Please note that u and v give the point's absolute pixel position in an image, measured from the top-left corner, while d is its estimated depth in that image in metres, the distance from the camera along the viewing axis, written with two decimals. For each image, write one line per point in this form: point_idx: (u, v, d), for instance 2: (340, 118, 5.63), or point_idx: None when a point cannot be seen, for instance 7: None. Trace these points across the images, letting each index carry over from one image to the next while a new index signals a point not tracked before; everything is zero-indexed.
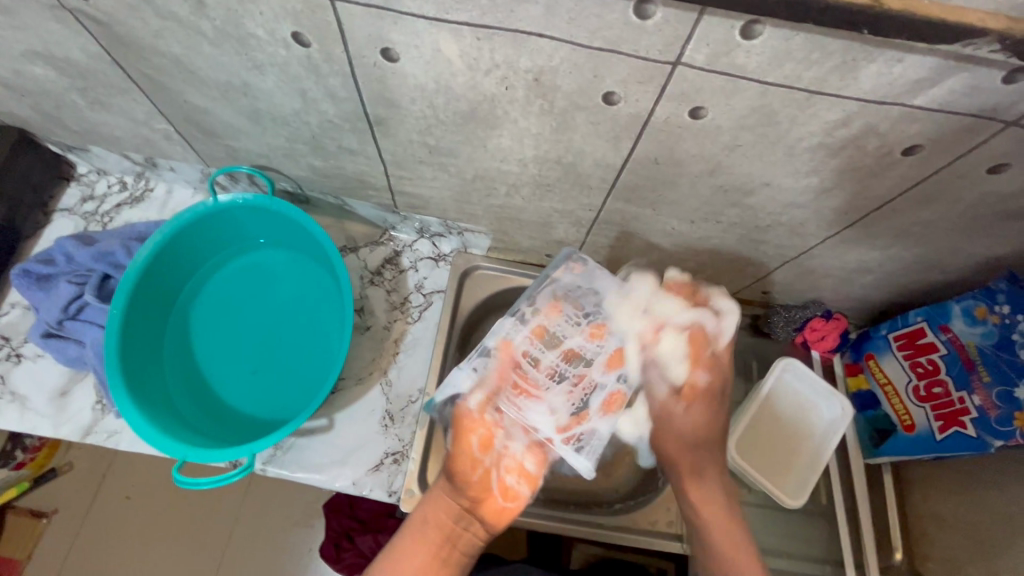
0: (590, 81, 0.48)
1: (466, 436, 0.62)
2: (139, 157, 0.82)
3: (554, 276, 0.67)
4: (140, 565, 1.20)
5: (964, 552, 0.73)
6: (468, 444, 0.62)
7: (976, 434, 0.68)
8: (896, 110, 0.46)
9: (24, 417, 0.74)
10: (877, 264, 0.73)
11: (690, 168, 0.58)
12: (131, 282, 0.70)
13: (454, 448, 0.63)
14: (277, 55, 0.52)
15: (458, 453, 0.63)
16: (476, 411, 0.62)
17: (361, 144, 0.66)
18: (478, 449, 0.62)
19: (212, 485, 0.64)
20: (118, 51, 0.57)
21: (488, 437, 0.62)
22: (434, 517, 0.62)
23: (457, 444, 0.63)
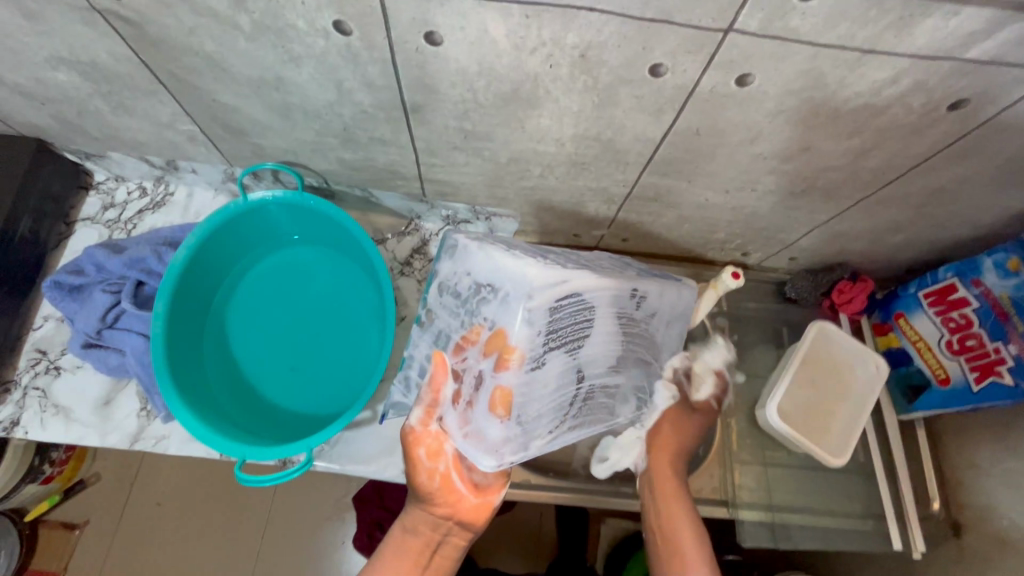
0: (638, 54, 0.48)
1: (419, 463, 0.62)
2: (160, 161, 0.81)
3: (438, 271, 0.63)
4: (179, 566, 1.22)
5: (1002, 498, 0.75)
6: (415, 458, 0.62)
7: (1013, 382, 0.70)
8: (947, 64, 0.46)
9: (70, 428, 0.74)
10: (907, 223, 0.74)
11: (730, 137, 0.58)
12: (171, 284, 0.70)
13: (408, 467, 0.63)
14: (315, 46, 0.51)
15: (412, 469, 0.62)
16: (422, 428, 0.61)
17: (394, 133, 0.65)
18: (430, 462, 0.62)
19: (273, 481, 0.64)
20: (147, 51, 0.56)
21: (434, 447, 0.61)
22: (410, 537, 0.63)
23: (413, 468, 0.62)
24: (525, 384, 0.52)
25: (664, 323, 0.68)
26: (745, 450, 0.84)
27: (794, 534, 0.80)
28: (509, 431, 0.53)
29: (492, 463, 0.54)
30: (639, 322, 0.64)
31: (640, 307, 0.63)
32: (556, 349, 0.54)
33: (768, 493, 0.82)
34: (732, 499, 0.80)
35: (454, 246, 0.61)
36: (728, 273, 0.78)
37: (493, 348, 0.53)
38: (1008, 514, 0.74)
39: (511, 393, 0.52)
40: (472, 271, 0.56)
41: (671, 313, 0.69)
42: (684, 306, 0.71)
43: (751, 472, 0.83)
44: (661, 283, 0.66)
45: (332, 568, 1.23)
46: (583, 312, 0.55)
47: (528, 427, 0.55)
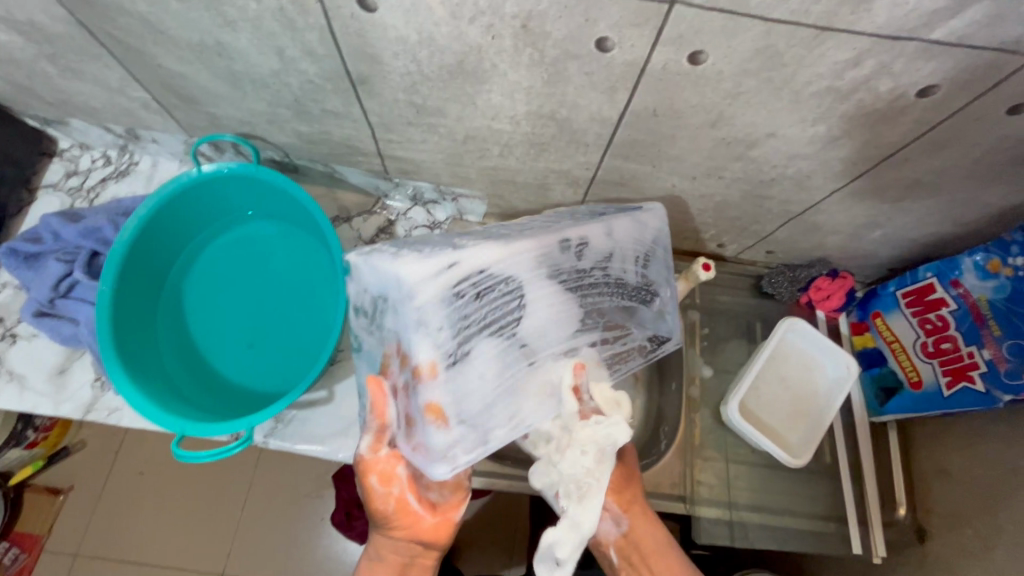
0: (582, 26, 0.45)
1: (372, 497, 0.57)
2: (120, 129, 0.79)
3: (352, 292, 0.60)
4: (155, 536, 1.24)
5: (967, 507, 0.73)
6: (368, 488, 0.57)
7: (985, 389, 0.67)
8: (912, 46, 0.43)
9: (24, 397, 0.74)
10: (885, 218, 0.70)
11: (690, 120, 0.55)
12: (118, 258, 0.68)
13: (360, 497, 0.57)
14: (248, 9, 0.49)
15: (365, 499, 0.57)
16: (374, 454, 0.57)
17: (345, 105, 0.63)
18: (382, 488, 0.57)
19: (213, 457, 0.64)
20: (82, 11, 0.54)
21: (387, 472, 0.57)
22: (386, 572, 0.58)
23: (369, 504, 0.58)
24: (451, 384, 0.47)
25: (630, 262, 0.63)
26: (709, 446, 0.82)
27: (752, 533, 0.78)
28: (458, 428, 0.48)
29: (446, 471, 0.48)
30: (597, 275, 0.58)
31: (589, 258, 0.57)
32: (481, 332, 0.48)
33: (729, 491, 0.80)
34: (690, 495, 0.79)
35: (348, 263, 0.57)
36: (699, 264, 0.76)
37: (408, 361, 0.49)
38: (972, 524, 0.72)
39: (441, 399, 0.47)
40: (368, 287, 0.53)
41: (639, 249, 0.64)
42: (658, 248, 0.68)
43: (713, 468, 0.81)
44: (627, 225, 0.64)
45: (304, 543, 1.25)
46: (508, 287, 0.50)
47: (478, 422, 0.49)
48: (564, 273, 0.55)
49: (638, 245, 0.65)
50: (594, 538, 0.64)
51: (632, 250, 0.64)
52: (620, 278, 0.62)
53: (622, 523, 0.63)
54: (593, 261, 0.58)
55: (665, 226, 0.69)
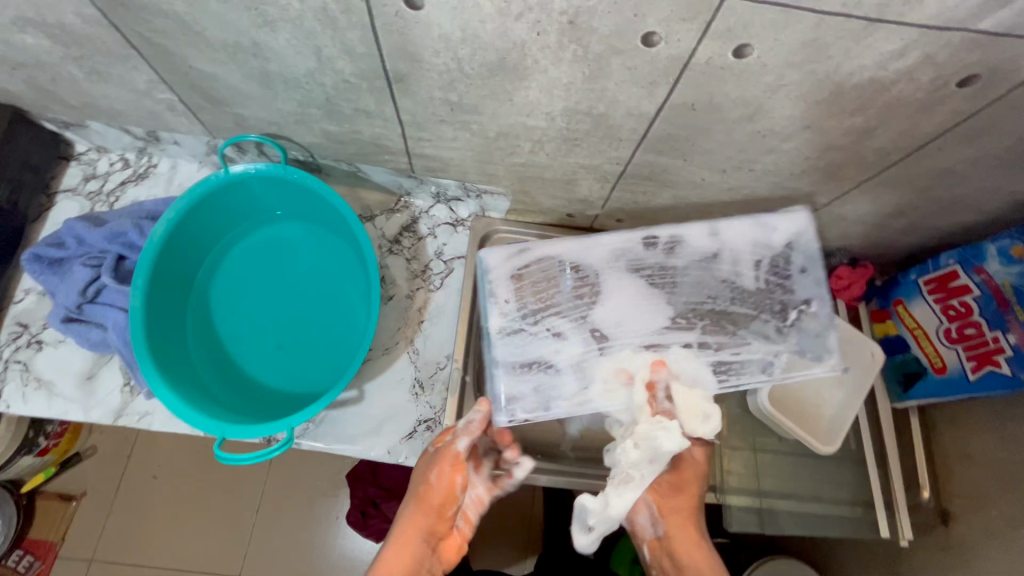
0: (630, 21, 0.45)
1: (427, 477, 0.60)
2: (141, 132, 0.78)
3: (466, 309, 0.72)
4: (174, 539, 1.23)
5: (992, 489, 0.75)
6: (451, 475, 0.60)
7: (1010, 372, 0.68)
8: (958, 36, 0.43)
9: (53, 403, 0.74)
10: (910, 207, 0.71)
11: (727, 113, 0.56)
12: (150, 258, 0.68)
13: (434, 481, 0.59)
14: (290, 8, 0.49)
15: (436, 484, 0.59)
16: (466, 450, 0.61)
17: (378, 104, 0.62)
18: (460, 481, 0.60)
19: (254, 459, 0.64)
20: (117, 12, 0.53)
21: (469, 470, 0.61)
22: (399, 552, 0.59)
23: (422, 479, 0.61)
24: (512, 346, 0.59)
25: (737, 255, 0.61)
26: (735, 435, 0.83)
27: (781, 520, 0.80)
28: (519, 390, 0.58)
29: (502, 420, 0.58)
30: (700, 269, 0.61)
31: (689, 250, 0.61)
32: (548, 313, 0.60)
33: (756, 479, 0.81)
34: (719, 484, 0.80)
35: None
36: None
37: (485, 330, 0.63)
38: (998, 505, 0.73)
39: (505, 355, 0.59)
40: None
41: (762, 254, 0.61)
42: (771, 241, 0.61)
43: (741, 457, 0.82)
44: (738, 227, 0.61)
45: (324, 544, 1.25)
46: (583, 274, 0.61)
47: (543, 389, 0.58)
48: (649, 267, 0.61)
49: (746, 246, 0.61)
50: (631, 527, 0.65)
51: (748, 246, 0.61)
52: (734, 277, 0.60)
53: (659, 525, 0.63)
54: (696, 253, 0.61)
55: (812, 224, 0.62)
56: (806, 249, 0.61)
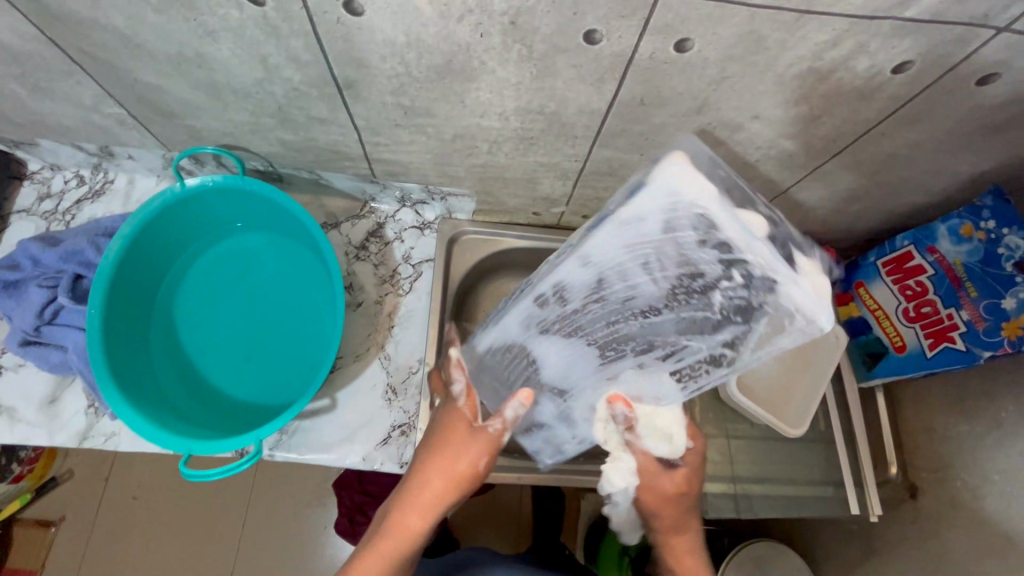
0: (570, 20, 0.46)
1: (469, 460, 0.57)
2: (93, 148, 0.77)
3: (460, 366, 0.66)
4: (156, 560, 1.21)
5: (955, 461, 0.77)
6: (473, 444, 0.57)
7: (965, 348, 0.71)
8: (887, 24, 0.44)
9: (15, 429, 0.72)
10: (863, 192, 0.73)
11: (676, 107, 0.56)
12: (105, 277, 0.67)
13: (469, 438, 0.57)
14: (230, 18, 0.48)
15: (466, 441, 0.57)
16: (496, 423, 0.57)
17: (331, 111, 0.62)
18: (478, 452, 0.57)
19: (223, 474, 0.63)
20: (54, 28, 0.52)
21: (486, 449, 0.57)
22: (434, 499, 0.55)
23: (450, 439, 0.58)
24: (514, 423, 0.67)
25: (666, 245, 0.39)
26: (709, 423, 0.85)
27: (756, 503, 0.81)
28: (537, 445, 0.69)
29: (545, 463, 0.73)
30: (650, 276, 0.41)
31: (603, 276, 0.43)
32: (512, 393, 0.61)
33: (731, 465, 0.83)
34: None
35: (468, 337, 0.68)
36: None
37: None
38: (961, 477, 0.76)
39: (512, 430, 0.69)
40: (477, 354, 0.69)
41: (671, 218, 0.37)
42: (701, 225, 0.37)
43: (715, 445, 0.83)
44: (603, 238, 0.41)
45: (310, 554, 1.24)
46: (510, 351, 0.56)
47: (554, 441, 0.66)
48: (554, 323, 0.50)
49: (627, 254, 0.41)
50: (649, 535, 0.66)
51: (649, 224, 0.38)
52: (669, 291, 0.42)
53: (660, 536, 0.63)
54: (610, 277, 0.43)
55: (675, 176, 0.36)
56: (705, 200, 0.36)
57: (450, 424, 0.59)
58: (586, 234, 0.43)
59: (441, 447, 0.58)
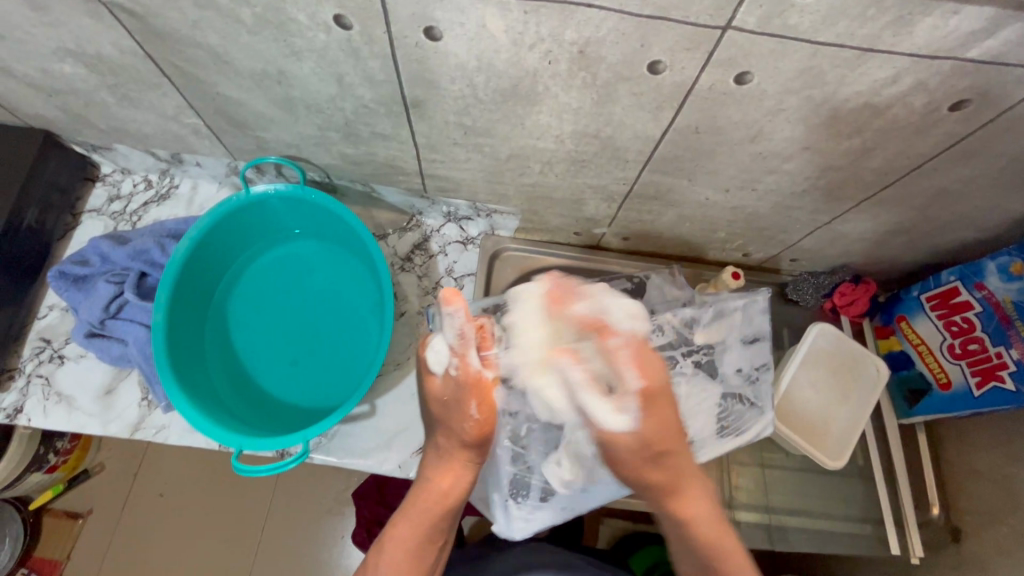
0: (636, 51, 0.48)
1: (468, 411, 0.57)
2: (165, 154, 0.82)
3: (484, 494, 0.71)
4: (179, 557, 1.23)
5: (1002, 506, 0.74)
6: (466, 413, 0.57)
7: (1014, 388, 0.69)
8: (947, 64, 0.46)
9: (73, 417, 0.75)
10: (910, 225, 0.73)
11: (730, 135, 0.58)
12: (173, 275, 0.70)
13: (451, 412, 0.58)
14: (316, 40, 0.52)
15: (451, 406, 0.58)
16: (466, 369, 0.57)
17: (394, 128, 0.65)
18: (480, 413, 0.57)
19: (271, 471, 0.66)
20: (153, 44, 0.57)
21: (484, 399, 0.57)
22: (449, 487, 0.59)
23: (457, 416, 0.58)
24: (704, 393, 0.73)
25: (533, 479, 0.68)
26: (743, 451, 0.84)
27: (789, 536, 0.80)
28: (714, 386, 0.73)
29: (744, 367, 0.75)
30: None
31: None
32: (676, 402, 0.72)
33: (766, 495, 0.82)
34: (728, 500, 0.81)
35: (524, 507, 0.69)
36: (727, 273, 0.80)
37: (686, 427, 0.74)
38: (1007, 523, 0.73)
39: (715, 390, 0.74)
40: (593, 484, 0.68)
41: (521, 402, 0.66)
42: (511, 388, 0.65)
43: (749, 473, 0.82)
44: (554, 507, 0.69)
45: (329, 561, 1.24)
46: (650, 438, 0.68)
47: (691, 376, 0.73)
48: None
49: (577, 477, 0.68)
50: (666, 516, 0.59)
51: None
52: None
53: (679, 520, 0.58)
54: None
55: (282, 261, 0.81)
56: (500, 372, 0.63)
57: (454, 415, 0.58)
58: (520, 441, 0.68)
59: (446, 452, 0.60)
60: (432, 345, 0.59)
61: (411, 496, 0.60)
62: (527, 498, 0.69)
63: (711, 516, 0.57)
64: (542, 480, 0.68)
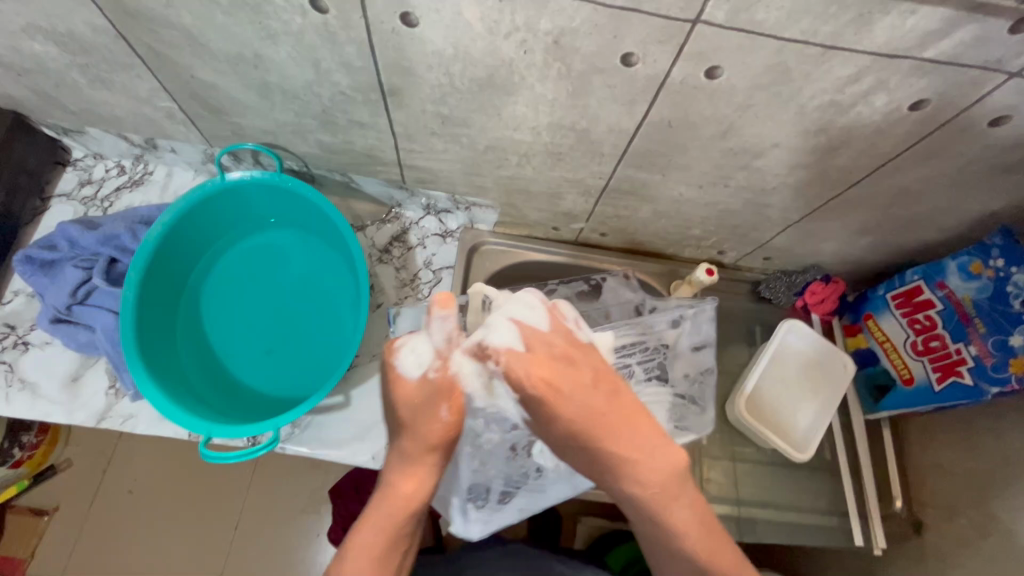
0: (610, 43, 0.49)
1: (438, 414, 0.50)
2: (139, 139, 0.80)
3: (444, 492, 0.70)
4: (148, 554, 1.21)
5: (961, 498, 0.77)
6: (434, 418, 0.51)
7: (972, 382, 0.72)
8: (906, 64, 0.47)
9: (36, 404, 0.74)
10: (875, 225, 0.75)
11: (701, 131, 0.59)
12: (143, 261, 0.69)
13: (417, 422, 0.51)
14: (292, 23, 0.52)
15: (416, 415, 0.51)
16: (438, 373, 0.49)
17: (372, 116, 0.66)
18: (449, 417, 0.51)
19: (240, 459, 0.65)
20: (125, 23, 0.56)
21: (457, 403, 0.51)
22: (415, 489, 0.53)
23: (425, 420, 0.51)
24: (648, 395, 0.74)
25: (491, 487, 0.68)
26: (714, 445, 0.85)
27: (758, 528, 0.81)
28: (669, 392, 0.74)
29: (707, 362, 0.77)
30: (558, 444, 0.65)
31: None
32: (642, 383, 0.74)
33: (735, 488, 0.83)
34: (700, 493, 0.82)
35: (484, 505, 0.70)
36: (701, 270, 0.81)
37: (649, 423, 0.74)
38: (965, 514, 0.76)
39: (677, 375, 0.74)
40: (548, 479, 0.68)
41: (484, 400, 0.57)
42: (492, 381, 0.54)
43: (720, 467, 0.84)
44: (512, 509, 0.71)
45: (302, 561, 1.23)
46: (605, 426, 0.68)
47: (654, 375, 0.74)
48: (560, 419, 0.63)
49: (538, 479, 0.68)
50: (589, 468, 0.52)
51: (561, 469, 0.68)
52: None
53: (617, 478, 0.50)
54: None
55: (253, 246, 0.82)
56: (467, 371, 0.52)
57: (422, 419, 0.51)
58: (475, 453, 0.64)
59: (412, 457, 0.52)
60: (406, 351, 0.50)
61: (376, 509, 0.53)
62: (486, 502, 0.69)
63: (666, 486, 0.50)
64: (501, 486, 0.68)
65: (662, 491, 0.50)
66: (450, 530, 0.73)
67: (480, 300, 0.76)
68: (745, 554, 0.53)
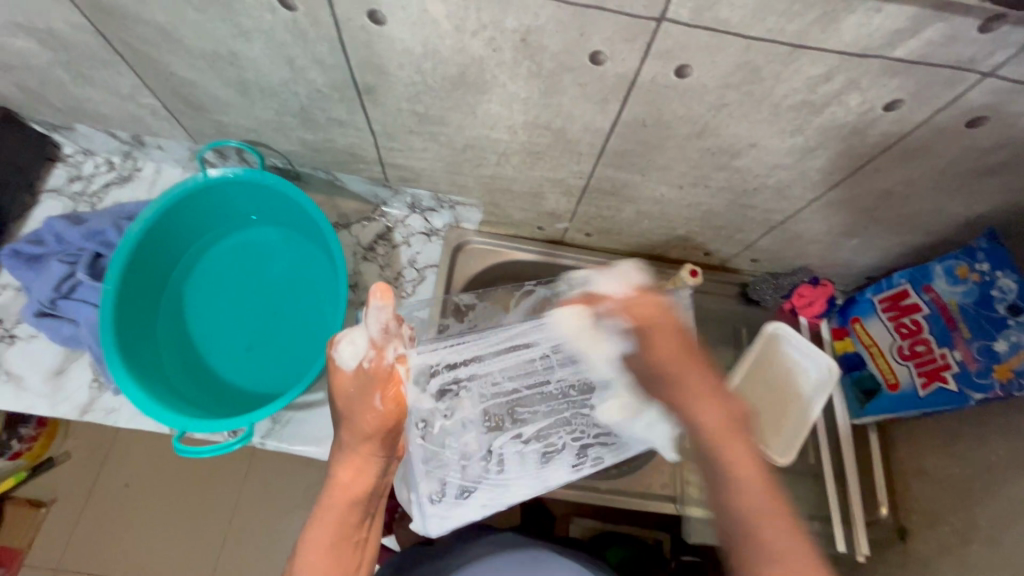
0: (577, 41, 0.49)
1: (371, 403, 0.55)
2: (126, 136, 0.81)
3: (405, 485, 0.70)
4: (140, 547, 1.22)
5: (945, 505, 0.76)
6: (372, 406, 0.56)
7: (956, 389, 0.70)
8: (876, 63, 0.47)
9: (21, 397, 0.74)
10: (860, 227, 0.74)
11: (677, 130, 0.59)
12: (124, 256, 0.70)
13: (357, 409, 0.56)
14: (263, 20, 0.52)
15: (354, 403, 0.56)
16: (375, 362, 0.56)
17: (350, 114, 0.66)
18: (389, 405, 0.56)
19: (213, 452, 0.66)
20: (102, 20, 0.57)
21: (399, 393, 0.57)
22: (353, 480, 0.56)
23: (361, 409, 0.55)
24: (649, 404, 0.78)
25: (452, 477, 0.69)
26: None
27: None
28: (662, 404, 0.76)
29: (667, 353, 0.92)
30: (517, 437, 0.71)
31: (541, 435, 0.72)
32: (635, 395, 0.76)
33: None
34: (680, 496, 0.81)
35: (443, 500, 0.69)
36: (686, 271, 0.79)
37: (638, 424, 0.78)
38: (949, 521, 0.75)
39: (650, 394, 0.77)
40: (508, 470, 0.71)
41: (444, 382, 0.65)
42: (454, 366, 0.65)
43: None
44: (472, 504, 0.70)
45: None
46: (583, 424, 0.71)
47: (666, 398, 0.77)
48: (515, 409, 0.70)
49: (500, 471, 0.71)
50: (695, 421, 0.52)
51: (523, 463, 0.71)
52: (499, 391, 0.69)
53: (699, 415, 0.52)
54: (562, 449, 0.72)
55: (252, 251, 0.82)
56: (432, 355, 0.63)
57: (358, 407, 0.56)
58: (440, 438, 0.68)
59: (350, 446, 0.56)
60: (344, 345, 0.55)
61: (325, 498, 0.56)
62: (445, 497, 0.69)
63: (726, 427, 0.51)
64: (461, 478, 0.69)
65: (715, 432, 0.51)
66: (410, 526, 0.71)
67: (474, 298, 0.81)
68: (766, 462, 0.50)
